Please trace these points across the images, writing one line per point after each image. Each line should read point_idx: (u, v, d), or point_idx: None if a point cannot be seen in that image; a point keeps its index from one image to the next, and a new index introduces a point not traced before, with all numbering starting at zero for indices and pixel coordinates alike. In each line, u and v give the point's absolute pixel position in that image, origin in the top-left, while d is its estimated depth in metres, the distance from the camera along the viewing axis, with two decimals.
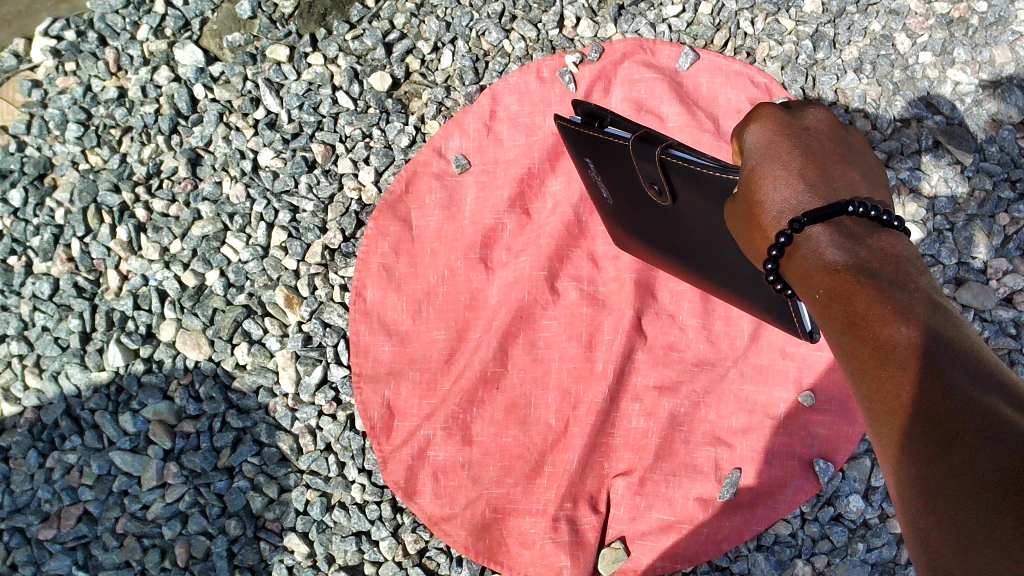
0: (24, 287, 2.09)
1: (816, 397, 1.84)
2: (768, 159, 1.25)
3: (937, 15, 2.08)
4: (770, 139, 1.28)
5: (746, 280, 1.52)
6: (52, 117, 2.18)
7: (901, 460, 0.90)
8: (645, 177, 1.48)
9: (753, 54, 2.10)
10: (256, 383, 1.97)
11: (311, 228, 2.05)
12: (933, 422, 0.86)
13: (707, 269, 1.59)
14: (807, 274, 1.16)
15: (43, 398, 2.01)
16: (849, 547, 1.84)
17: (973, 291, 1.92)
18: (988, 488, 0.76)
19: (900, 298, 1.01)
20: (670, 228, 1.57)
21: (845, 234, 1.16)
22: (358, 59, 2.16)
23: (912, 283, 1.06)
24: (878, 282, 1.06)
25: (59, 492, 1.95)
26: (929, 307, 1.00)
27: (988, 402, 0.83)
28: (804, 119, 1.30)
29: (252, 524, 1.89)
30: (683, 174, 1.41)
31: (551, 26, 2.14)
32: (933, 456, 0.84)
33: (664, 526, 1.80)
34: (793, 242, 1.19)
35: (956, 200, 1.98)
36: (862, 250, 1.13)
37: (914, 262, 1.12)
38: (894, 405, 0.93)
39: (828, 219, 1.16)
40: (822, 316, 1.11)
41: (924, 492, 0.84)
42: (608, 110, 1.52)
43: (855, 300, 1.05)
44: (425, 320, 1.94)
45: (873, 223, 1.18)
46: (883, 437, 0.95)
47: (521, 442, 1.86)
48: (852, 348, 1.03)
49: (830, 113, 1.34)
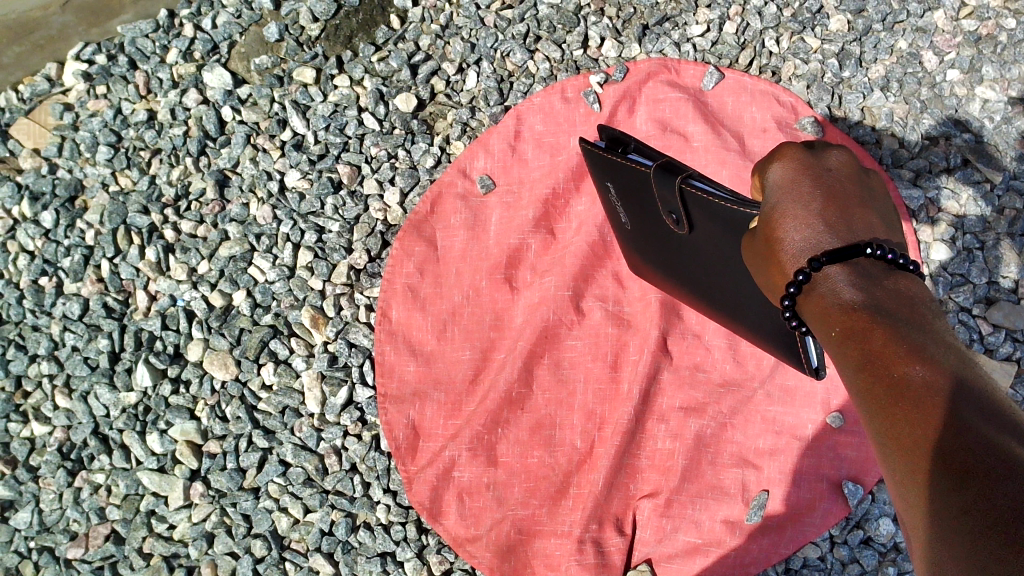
0: (54, 307, 2.12)
1: (844, 418, 1.83)
2: (788, 199, 1.24)
3: (965, 33, 2.07)
4: (792, 177, 1.26)
5: (756, 312, 1.51)
6: (83, 140, 2.22)
7: (920, 500, 0.88)
8: (664, 204, 1.48)
9: (779, 73, 2.09)
10: (283, 404, 1.98)
11: (337, 248, 2.06)
12: (947, 459, 0.84)
13: (721, 300, 1.58)
14: (823, 312, 1.14)
15: (73, 417, 2.04)
16: (879, 571, 1.82)
17: (1003, 311, 1.90)
18: (1001, 526, 0.75)
19: (916, 340, 1.00)
20: (687, 259, 1.57)
21: (862, 275, 1.14)
22: (383, 81, 2.17)
23: (927, 325, 1.05)
24: (893, 322, 1.05)
25: (87, 512, 1.97)
26: (945, 350, 0.99)
27: (1003, 441, 0.82)
28: (827, 160, 1.30)
29: (277, 545, 1.90)
30: (701, 207, 1.40)
31: (576, 46, 2.14)
32: (950, 495, 0.82)
33: (691, 548, 1.79)
34: (811, 280, 1.16)
35: (986, 220, 1.96)
36: (878, 291, 1.11)
37: (930, 305, 1.11)
38: (911, 445, 0.92)
39: (847, 259, 1.15)
40: (837, 355, 1.09)
41: (945, 532, 0.82)
42: (632, 136, 1.54)
43: (870, 338, 1.04)
44: (450, 339, 1.94)
45: (890, 266, 1.16)
46: (901, 478, 0.93)
47: (546, 462, 1.85)
48: (866, 386, 1.01)
49: (852, 155, 1.33)
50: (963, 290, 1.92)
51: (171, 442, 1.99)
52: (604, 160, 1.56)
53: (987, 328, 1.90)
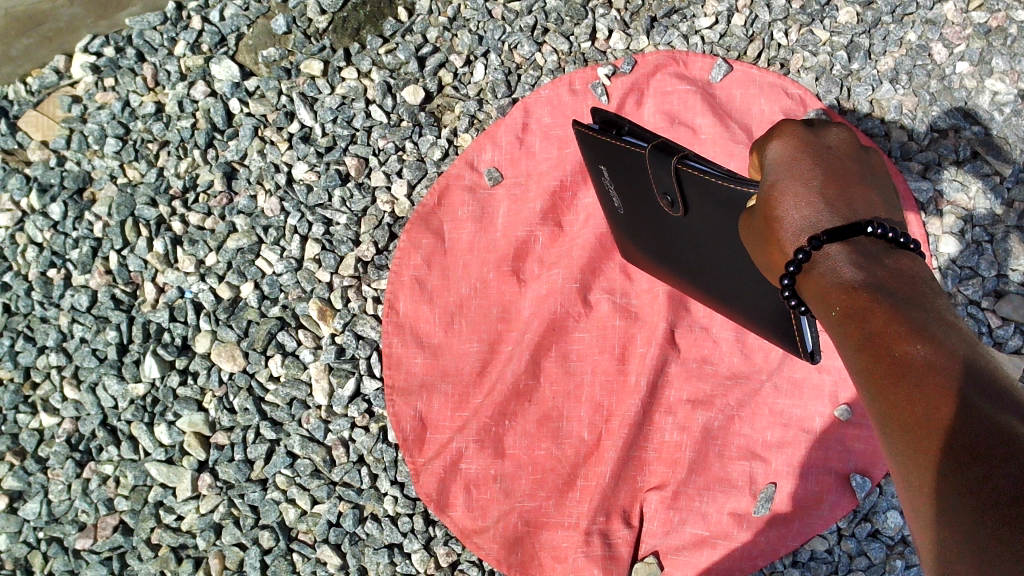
0: (63, 299, 2.13)
1: (852, 411, 1.83)
2: (789, 177, 1.22)
3: (974, 25, 2.06)
4: (792, 156, 1.24)
5: (752, 295, 1.50)
6: (91, 132, 2.22)
7: (921, 479, 0.88)
8: (658, 187, 1.47)
9: (787, 65, 2.08)
10: (290, 396, 1.98)
11: (344, 240, 2.05)
12: (949, 439, 0.84)
13: (715, 284, 1.58)
14: (823, 292, 1.13)
15: (82, 409, 2.05)
16: (887, 564, 1.82)
17: (1013, 304, 1.89)
18: (1003, 506, 0.75)
19: (917, 318, 1.00)
20: (682, 243, 1.57)
21: (862, 253, 1.13)
22: (391, 73, 2.17)
23: (928, 304, 1.04)
24: (894, 301, 1.04)
25: (95, 503, 1.97)
26: (946, 329, 0.98)
27: (1004, 421, 0.82)
28: (827, 139, 1.26)
29: (285, 536, 1.91)
30: (696, 185, 1.40)
31: (583, 38, 2.14)
32: (950, 474, 0.82)
33: (698, 541, 1.79)
34: (810, 259, 1.16)
35: (995, 213, 1.95)
36: (878, 271, 1.11)
37: (930, 282, 1.10)
38: (911, 423, 0.92)
39: (847, 238, 1.14)
40: (837, 334, 1.09)
41: (946, 511, 0.82)
42: (626, 119, 1.51)
43: (869, 317, 1.03)
44: (458, 331, 1.94)
45: (890, 245, 1.15)
46: (902, 456, 0.93)
47: (554, 455, 1.85)
48: (866, 364, 1.01)
49: (852, 134, 1.30)
50: (972, 283, 1.91)
51: (179, 433, 1.99)
52: (598, 142, 1.55)
53: (996, 320, 1.90)
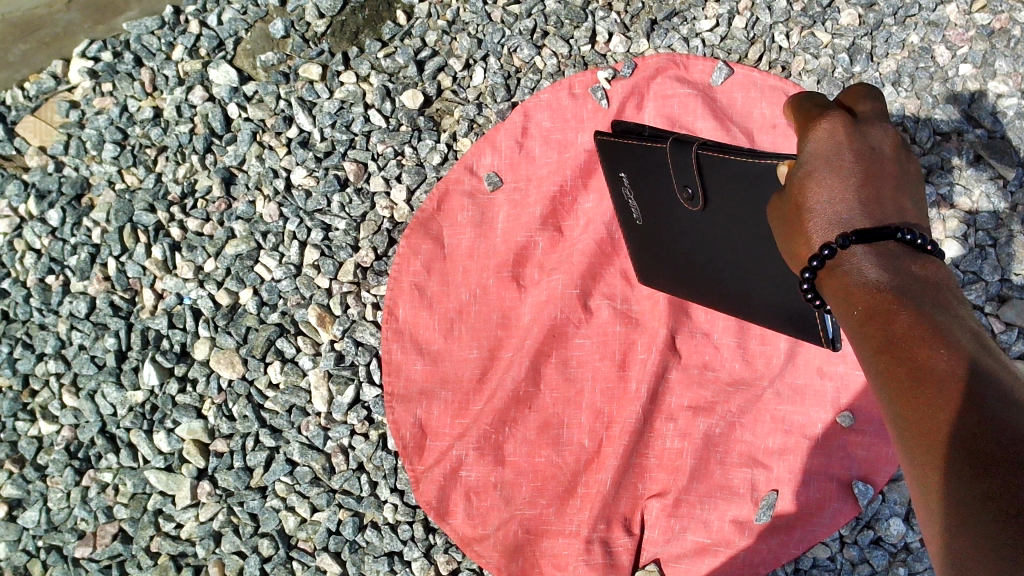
0: (61, 306, 2.12)
1: (854, 417, 1.81)
2: (825, 168, 1.15)
3: (977, 27, 2.04)
4: (829, 149, 1.16)
5: (770, 296, 1.52)
6: (89, 137, 2.21)
7: (940, 494, 0.84)
8: (679, 179, 1.47)
9: (789, 68, 2.06)
10: (290, 403, 1.97)
11: (343, 246, 2.04)
12: (977, 452, 0.80)
13: (730, 286, 1.59)
14: (842, 291, 1.07)
15: (80, 416, 2.04)
16: (889, 572, 1.81)
17: (1017, 309, 1.88)
18: None
19: (943, 324, 0.95)
20: (697, 246, 1.59)
21: (887, 254, 1.08)
22: (390, 77, 2.15)
23: (951, 311, 1.00)
24: (918, 304, 0.99)
25: (95, 511, 1.97)
26: (972, 338, 0.94)
27: None
28: (870, 133, 1.19)
29: (284, 544, 1.90)
30: (719, 169, 1.39)
31: (583, 41, 2.12)
32: (975, 486, 0.79)
33: (700, 549, 1.78)
34: (834, 256, 1.09)
35: (999, 216, 1.93)
36: (904, 272, 1.06)
37: (953, 290, 1.05)
38: (932, 432, 0.87)
39: (874, 238, 1.08)
40: (853, 334, 1.04)
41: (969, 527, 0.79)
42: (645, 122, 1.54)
43: (891, 317, 0.99)
44: (457, 338, 1.94)
45: (915, 250, 1.10)
46: (919, 466, 0.89)
47: (554, 462, 1.85)
48: (883, 367, 0.96)
49: (898, 135, 1.22)
50: (975, 288, 1.90)
51: (178, 441, 1.98)
52: (619, 144, 1.56)
53: (1000, 326, 1.88)
